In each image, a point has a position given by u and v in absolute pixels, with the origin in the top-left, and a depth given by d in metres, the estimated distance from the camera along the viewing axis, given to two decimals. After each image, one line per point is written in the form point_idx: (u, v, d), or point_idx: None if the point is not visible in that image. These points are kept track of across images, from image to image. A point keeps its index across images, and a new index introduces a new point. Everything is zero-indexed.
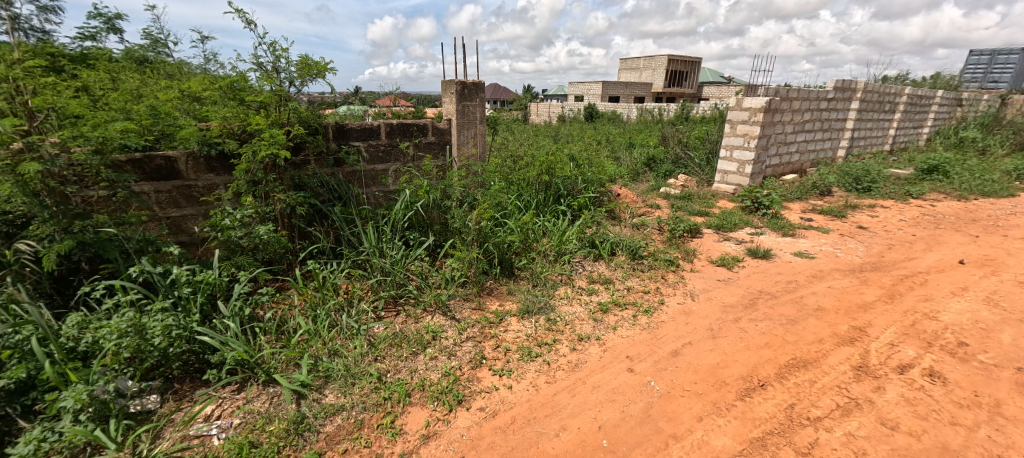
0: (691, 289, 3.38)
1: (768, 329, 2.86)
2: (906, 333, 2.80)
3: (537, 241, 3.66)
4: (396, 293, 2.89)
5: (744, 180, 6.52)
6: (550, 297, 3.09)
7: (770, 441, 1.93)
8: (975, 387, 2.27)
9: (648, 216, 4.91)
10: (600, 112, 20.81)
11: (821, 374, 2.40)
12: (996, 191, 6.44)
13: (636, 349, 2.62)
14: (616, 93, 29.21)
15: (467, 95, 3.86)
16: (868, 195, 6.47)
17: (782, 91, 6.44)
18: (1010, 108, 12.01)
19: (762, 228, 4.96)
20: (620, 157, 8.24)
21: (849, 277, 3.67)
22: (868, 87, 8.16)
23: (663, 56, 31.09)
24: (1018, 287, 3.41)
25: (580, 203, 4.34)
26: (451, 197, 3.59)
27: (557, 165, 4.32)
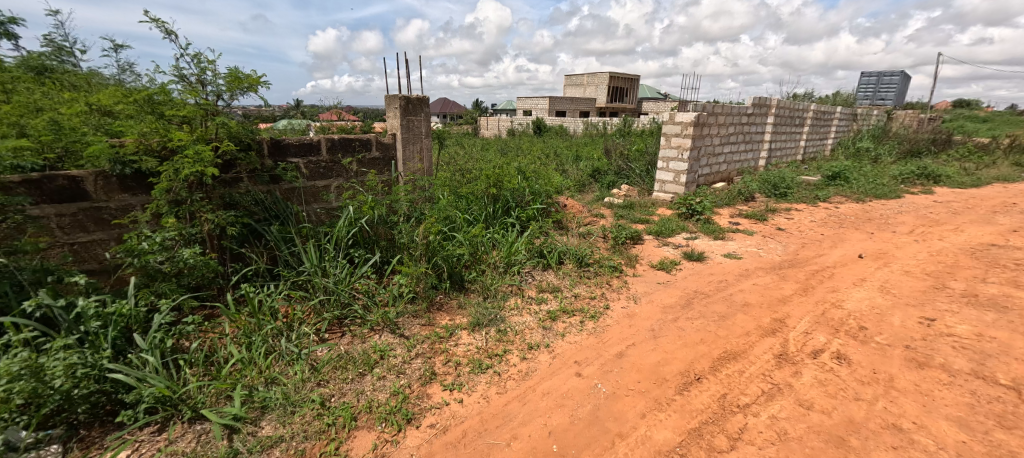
0: (634, 293, 3.55)
1: (703, 326, 3.06)
2: (819, 321, 3.12)
3: (486, 253, 3.68)
4: (341, 314, 2.78)
5: (679, 189, 6.97)
6: (500, 309, 3.11)
7: (705, 430, 2.07)
8: (873, 365, 2.57)
9: (594, 226, 5.11)
10: (548, 126, 21.43)
11: (749, 364, 2.61)
12: (886, 194, 7.40)
13: (583, 353, 2.70)
14: (562, 108, 30.22)
15: (411, 110, 3.84)
16: (785, 200, 7.16)
17: (708, 107, 7.01)
18: (894, 122, 13.88)
19: (697, 233, 5.32)
20: (566, 170, 8.50)
21: (770, 275, 4.03)
22: (780, 104, 9.09)
23: (604, 74, 32.72)
24: (905, 276, 3.92)
25: (528, 215, 4.42)
26: (397, 213, 3.53)
27: (504, 178, 4.39)
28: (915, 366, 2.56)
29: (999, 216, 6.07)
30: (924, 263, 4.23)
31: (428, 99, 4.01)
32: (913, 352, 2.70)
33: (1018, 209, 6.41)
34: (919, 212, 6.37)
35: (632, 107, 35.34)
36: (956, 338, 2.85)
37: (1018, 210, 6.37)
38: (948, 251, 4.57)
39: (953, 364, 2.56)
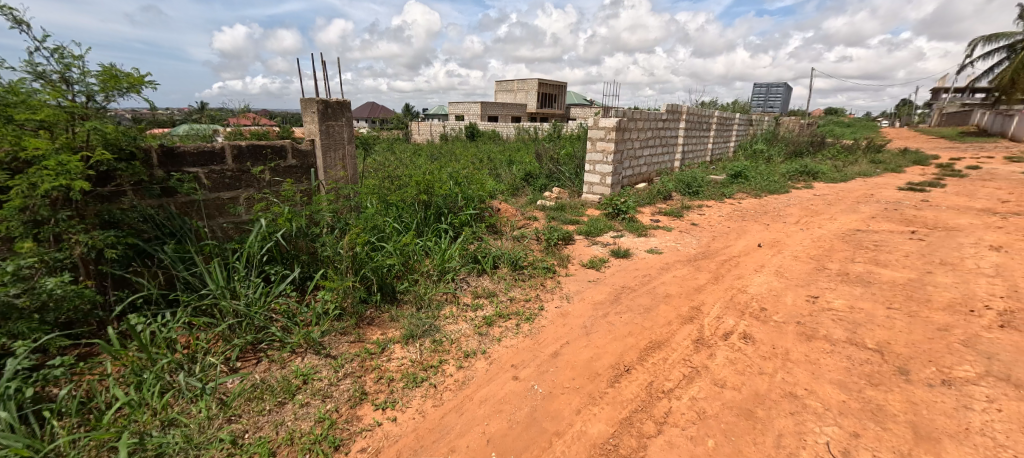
0: (567, 292, 3.65)
1: (630, 320, 3.23)
2: (729, 306, 3.44)
3: (418, 261, 3.57)
4: (256, 339, 2.52)
5: (606, 190, 7.33)
6: (435, 318, 3.03)
7: (635, 419, 2.21)
8: (773, 341, 2.88)
9: (527, 229, 5.18)
10: (480, 131, 21.46)
11: (671, 351, 2.80)
12: (778, 189, 8.39)
13: (519, 356, 2.71)
14: (493, 113, 30.49)
15: (331, 114, 3.62)
16: (697, 197, 7.83)
17: (628, 113, 7.48)
18: (782, 127, 15.85)
19: (623, 231, 5.63)
20: (499, 174, 8.56)
21: (687, 266, 4.37)
22: (690, 110, 9.96)
23: (533, 81, 33.58)
24: (794, 260, 4.47)
25: (461, 220, 4.36)
26: (319, 224, 3.30)
27: (435, 184, 4.30)
28: (804, 338, 2.91)
29: (862, 205, 7.16)
30: (809, 248, 4.85)
31: (350, 104, 3.81)
32: (803, 327, 3.07)
33: (875, 199, 7.61)
34: (803, 204, 7.31)
35: (560, 112, 36.65)
36: (834, 311, 3.30)
37: (875, 200, 7.56)
38: (826, 237, 5.29)
39: (833, 334, 2.96)
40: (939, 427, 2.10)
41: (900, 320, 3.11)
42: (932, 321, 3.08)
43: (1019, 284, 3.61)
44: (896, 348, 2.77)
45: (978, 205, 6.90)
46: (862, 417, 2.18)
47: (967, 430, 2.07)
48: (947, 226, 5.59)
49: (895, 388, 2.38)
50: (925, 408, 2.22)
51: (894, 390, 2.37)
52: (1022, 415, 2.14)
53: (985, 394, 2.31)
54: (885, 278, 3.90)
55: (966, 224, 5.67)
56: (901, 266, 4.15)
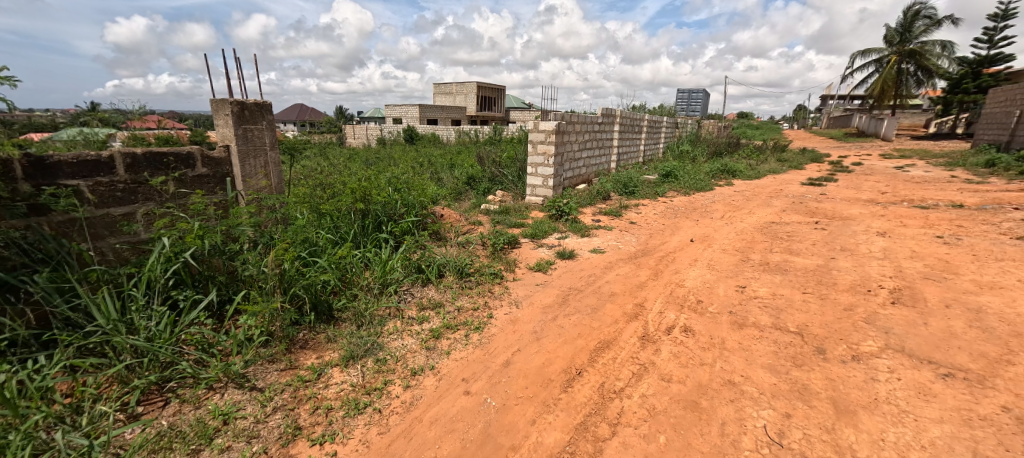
0: (515, 297, 3.59)
1: (579, 321, 3.24)
2: (669, 301, 3.57)
3: (357, 275, 3.33)
4: (163, 377, 2.18)
5: (549, 192, 7.41)
6: (377, 335, 2.83)
7: (590, 423, 2.19)
8: (711, 333, 3.02)
9: (472, 234, 5.08)
10: (419, 134, 20.93)
11: (619, 350, 2.84)
12: (704, 187, 8.99)
13: (470, 369, 2.60)
14: (431, 116, 29.96)
15: (248, 117, 3.30)
16: (634, 197, 8.17)
17: (566, 116, 7.64)
18: (703, 129, 17.12)
19: (566, 232, 5.70)
20: (441, 179, 8.35)
21: (629, 264, 4.50)
22: (623, 114, 10.40)
23: (472, 84, 33.50)
24: (723, 253, 4.77)
25: (402, 228, 4.14)
26: (239, 239, 2.95)
27: (372, 191, 4.06)
28: (737, 327, 3.09)
29: (774, 199, 7.88)
30: (734, 242, 5.21)
31: (271, 106, 3.50)
32: (735, 316, 3.25)
33: (784, 194, 8.42)
34: (726, 201, 7.89)
35: (500, 115, 36.85)
36: (760, 298, 3.54)
37: (784, 194, 8.35)
38: (748, 230, 5.73)
39: (760, 321, 3.17)
40: (854, 399, 2.29)
41: (815, 304, 3.41)
42: (840, 302, 3.41)
43: (902, 265, 4.12)
44: (813, 329, 3.02)
45: (864, 196, 7.87)
46: (791, 397, 2.33)
47: (877, 400, 2.28)
48: (843, 216, 6.30)
49: (815, 367, 2.58)
50: (841, 383, 2.43)
51: (815, 369, 2.57)
52: (917, 382, 2.41)
53: (886, 366, 2.57)
54: (798, 265, 4.27)
55: (857, 214, 6.43)
56: (810, 254, 4.59)
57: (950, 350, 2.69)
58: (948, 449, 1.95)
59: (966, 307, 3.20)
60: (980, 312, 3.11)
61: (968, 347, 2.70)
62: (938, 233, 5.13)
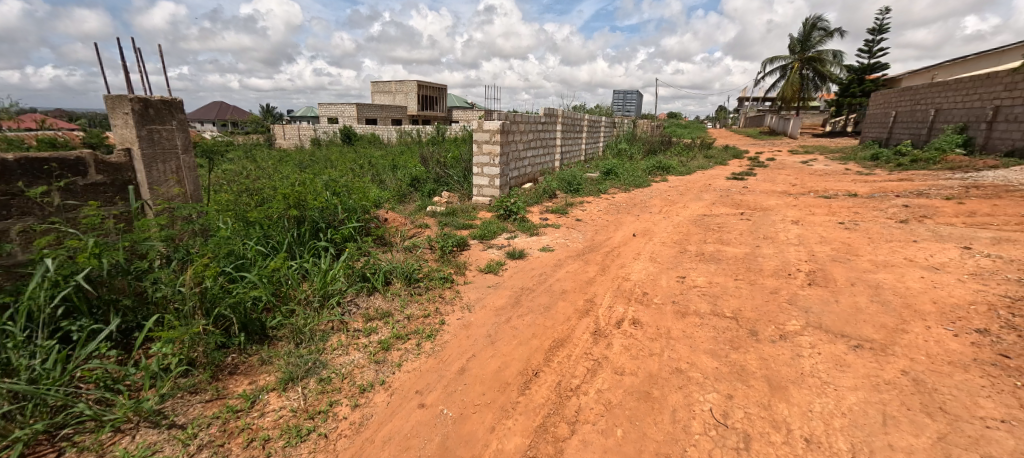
0: (467, 301, 3.49)
1: (532, 321, 3.21)
2: (618, 295, 3.66)
3: (293, 288, 3.07)
4: (53, 424, 1.85)
5: (495, 192, 7.37)
6: (319, 353, 2.62)
7: (549, 423, 2.17)
8: (657, 323, 3.12)
9: (419, 237, 4.91)
10: (357, 134, 20.04)
11: (573, 347, 2.85)
12: (642, 184, 9.42)
13: (424, 380, 2.49)
14: (370, 115, 28.82)
15: (153, 117, 2.92)
16: (578, 194, 8.36)
17: (509, 116, 7.63)
18: (639, 128, 17.99)
19: (515, 232, 5.68)
20: (384, 182, 8.02)
21: (578, 261, 4.57)
22: (565, 113, 10.61)
23: (412, 82, 32.68)
24: (663, 246, 5.00)
25: (343, 235, 3.88)
26: (148, 256, 2.60)
27: (307, 196, 3.77)
28: (681, 316, 3.22)
29: (705, 193, 8.43)
30: (672, 234, 5.48)
31: (182, 104, 3.13)
32: (679, 306, 3.40)
33: (713, 188, 9.03)
34: (663, 196, 8.32)
35: (442, 114, 36.31)
36: (699, 287, 3.74)
37: (713, 188, 8.97)
38: (684, 223, 6.06)
39: (700, 309, 3.34)
40: (784, 375, 2.46)
41: (746, 289, 3.65)
42: (767, 286, 3.68)
43: (814, 249, 4.54)
44: (746, 313, 3.23)
45: (779, 188, 8.64)
46: (731, 379, 2.45)
47: (803, 374, 2.47)
48: (763, 207, 6.85)
49: (750, 349, 2.75)
50: (772, 362, 2.60)
51: (750, 350, 2.73)
52: (834, 354, 2.63)
53: (808, 342, 2.78)
54: (730, 254, 4.57)
55: (775, 204, 7.03)
56: (739, 243, 4.94)
57: (857, 323, 2.96)
58: (863, 413, 2.14)
59: (867, 284, 3.56)
60: (877, 287, 3.48)
61: (872, 319, 3.00)
62: (840, 219, 5.73)
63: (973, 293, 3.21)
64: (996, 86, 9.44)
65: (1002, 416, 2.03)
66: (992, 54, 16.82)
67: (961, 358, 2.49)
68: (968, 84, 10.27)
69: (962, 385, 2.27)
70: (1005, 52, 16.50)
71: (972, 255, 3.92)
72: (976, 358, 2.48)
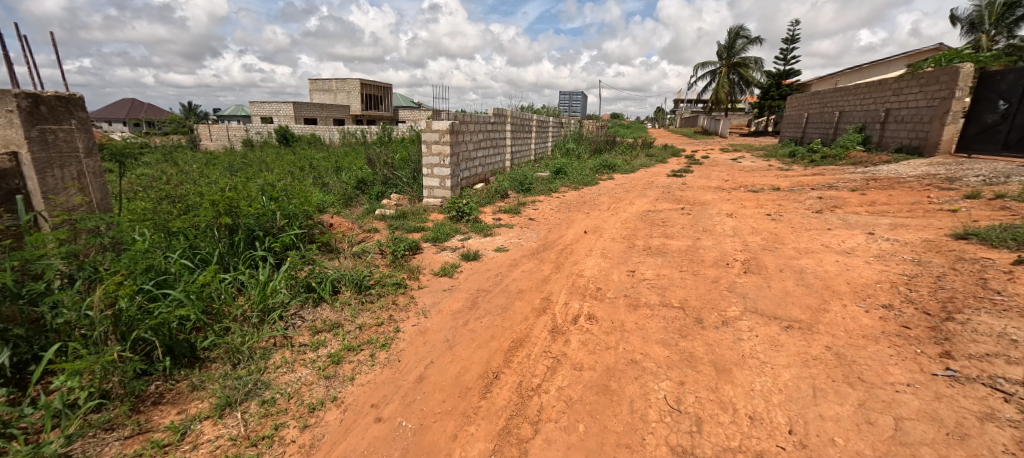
0: (422, 307, 3.37)
1: (490, 323, 3.16)
2: (573, 291, 3.71)
3: (228, 303, 2.81)
4: None
5: (447, 193, 7.24)
6: (260, 372, 2.41)
7: (512, 426, 2.13)
8: (611, 318, 3.18)
9: (368, 242, 4.69)
10: (296, 134, 18.93)
11: (533, 346, 2.83)
12: (590, 182, 9.68)
13: (379, 392, 2.36)
14: (309, 115, 27.34)
15: (47, 115, 2.55)
16: (530, 194, 8.42)
17: (459, 116, 7.52)
18: (585, 128, 18.48)
19: (469, 233, 5.60)
20: (328, 185, 7.61)
21: (532, 260, 4.58)
22: (514, 113, 10.64)
23: (354, 81, 31.43)
24: (612, 242, 5.14)
25: (283, 243, 3.61)
26: (44, 277, 2.25)
27: (240, 202, 3.47)
28: (633, 309, 3.31)
29: (649, 190, 8.81)
30: (621, 230, 5.65)
31: (82, 101, 2.76)
32: (631, 299, 3.49)
33: (656, 185, 9.47)
34: (610, 193, 8.59)
35: (388, 114, 35.26)
36: (648, 280, 3.87)
37: (656, 185, 9.40)
38: (631, 219, 6.28)
39: (651, 300, 3.45)
40: (728, 359, 2.59)
41: (690, 280, 3.82)
42: (708, 276, 3.88)
43: (747, 240, 4.86)
44: (692, 302, 3.38)
45: (715, 184, 9.22)
46: (682, 366, 2.55)
47: (744, 356, 2.61)
48: (701, 202, 7.26)
49: (698, 336, 2.87)
50: (717, 347, 2.73)
51: (698, 337, 2.85)
52: (770, 336, 2.80)
53: (747, 326, 2.95)
54: (674, 247, 4.79)
55: (712, 199, 7.49)
56: (682, 237, 5.19)
57: (788, 306, 3.18)
58: (796, 387, 2.28)
59: (794, 269, 3.85)
60: (802, 272, 3.77)
61: (799, 301, 3.23)
62: (767, 211, 6.19)
63: (878, 272, 3.54)
64: (884, 89, 10.51)
65: (907, 380, 2.24)
66: (882, 63, 19.04)
67: (872, 331, 2.72)
68: (863, 88, 11.46)
69: (875, 355, 2.48)
70: (892, 62, 18.81)
71: (875, 240, 4.35)
72: (884, 330, 2.71)
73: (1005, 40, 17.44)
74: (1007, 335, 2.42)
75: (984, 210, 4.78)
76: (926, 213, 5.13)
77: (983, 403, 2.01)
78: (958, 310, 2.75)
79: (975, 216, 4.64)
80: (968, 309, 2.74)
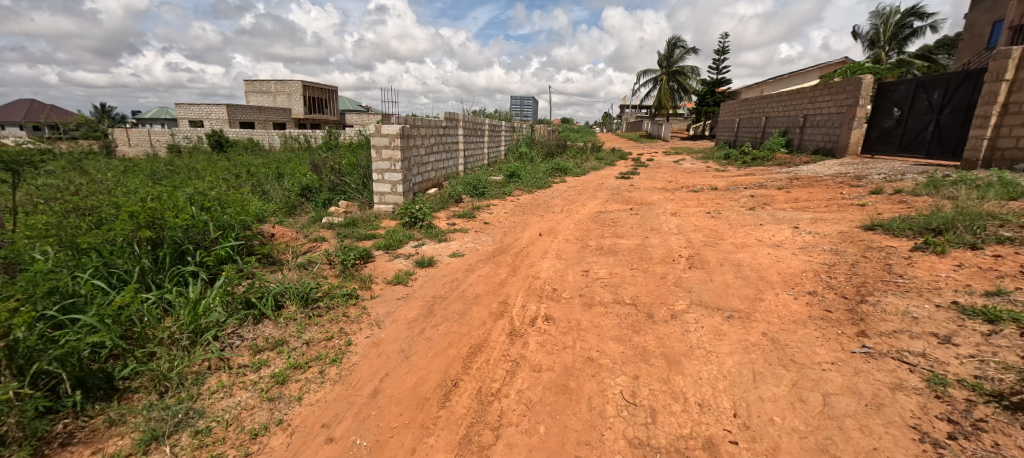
0: (375, 317, 3.24)
1: (448, 330, 3.10)
2: (529, 293, 3.72)
3: (152, 326, 2.55)
4: None
5: (399, 199, 7.04)
6: (192, 400, 2.20)
7: (472, 433, 2.09)
8: (568, 318, 3.23)
9: (315, 252, 4.46)
10: (232, 139, 17.68)
11: (491, 351, 2.81)
12: (543, 185, 9.82)
13: (331, 410, 2.23)
14: (246, 119, 25.65)
15: None
16: (484, 197, 8.40)
17: (409, 120, 7.36)
18: (537, 132, 18.75)
19: (423, 239, 5.48)
20: (268, 193, 7.15)
21: (488, 264, 4.56)
22: (465, 118, 10.59)
23: (296, 84, 29.93)
24: (566, 243, 5.23)
25: (217, 256, 3.34)
26: None
27: (164, 214, 3.17)
28: (589, 308, 3.38)
29: (599, 192, 9.07)
30: (574, 231, 5.77)
31: None
32: (587, 298, 3.55)
33: (606, 187, 9.78)
34: (563, 195, 8.76)
35: (335, 118, 33.92)
36: (602, 279, 3.97)
37: (606, 187, 9.71)
38: (584, 220, 6.43)
39: (604, 299, 3.54)
40: (677, 351, 2.70)
41: (641, 277, 3.96)
42: (657, 273, 4.04)
43: (690, 237, 5.13)
44: (643, 298, 3.50)
45: (660, 185, 9.67)
46: (636, 360, 2.62)
47: (692, 347, 2.73)
48: (647, 202, 7.58)
49: (649, 331, 2.97)
50: (668, 340, 2.84)
51: (650, 332, 2.95)
52: (714, 326, 2.96)
53: (694, 318, 3.10)
54: (625, 246, 4.95)
55: (658, 199, 7.84)
56: (631, 236, 5.38)
57: (730, 297, 3.38)
58: (739, 373, 2.42)
59: (732, 263, 4.10)
60: (741, 265, 4.03)
61: (739, 291, 3.45)
62: (708, 209, 6.58)
63: (804, 263, 3.86)
64: (802, 97, 11.56)
65: (832, 359, 2.44)
66: (800, 73, 20.97)
67: (802, 316, 2.95)
68: (785, 96, 12.52)
69: (804, 338, 2.68)
70: (808, 72, 20.78)
71: (800, 233, 4.74)
72: (811, 315, 2.95)
73: (898, 55, 19.86)
74: (910, 313, 2.70)
75: (886, 204, 5.36)
76: (842, 207, 5.67)
77: (893, 374, 2.22)
78: (869, 293, 3.05)
79: (880, 209, 5.20)
80: (878, 291, 3.04)
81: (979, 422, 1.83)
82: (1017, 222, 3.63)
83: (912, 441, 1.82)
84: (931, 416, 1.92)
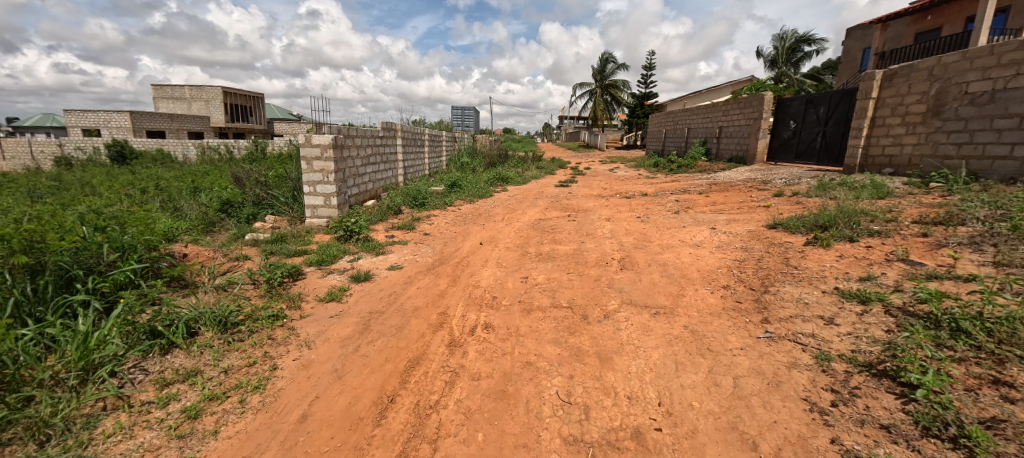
0: (305, 337, 3.06)
1: (384, 345, 3.01)
2: (469, 303, 3.71)
3: (29, 365, 2.22)
4: None
5: (333, 211, 6.74)
6: (81, 447, 1.95)
7: (409, 448, 2.05)
8: (506, 324, 3.27)
9: (236, 272, 4.14)
10: (139, 150, 15.91)
11: (430, 363, 2.77)
12: (484, 194, 9.87)
13: (254, 440, 2.08)
14: (156, 128, 23.25)
15: None
16: (424, 208, 8.28)
17: (343, 130, 7.09)
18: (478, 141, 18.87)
19: (359, 253, 5.28)
20: (181, 209, 6.51)
21: (428, 275, 4.50)
22: (404, 128, 10.40)
23: (216, 90, 27.68)
24: (506, 251, 5.30)
25: (115, 282, 2.99)
26: None
27: (46, 236, 2.78)
28: (528, 314, 3.44)
29: (539, 200, 9.31)
30: (514, 239, 5.86)
31: None
32: (526, 304, 3.62)
33: (546, 195, 10.07)
34: (504, 204, 8.88)
35: (261, 127, 31.78)
36: (540, 285, 4.07)
37: (546, 195, 9.98)
38: (524, 228, 6.55)
39: (543, 304, 3.63)
40: (609, 348, 2.84)
41: (576, 281, 4.12)
42: (592, 276, 4.22)
43: (622, 240, 5.42)
44: (579, 301, 3.64)
45: (596, 192, 10.13)
46: (571, 360, 2.72)
47: (623, 344, 2.88)
48: (584, 209, 7.88)
49: (584, 332, 3.09)
50: (601, 338, 2.98)
51: (585, 333, 3.07)
52: (643, 323, 3.14)
53: (624, 317, 3.27)
54: (562, 252, 5.12)
55: (593, 205, 8.20)
56: (568, 241, 5.58)
57: (658, 295, 3.61)
58: (664, 365, 2.59)
59: (659, 263, 4.39)
60: (667, 265, 4.32)
61: (664, 289, 3.69)
62: (638, 214, 6.99)
63: (720, 260, 4.23)
64: (718, 110, 12.71)
65: (742, 345, 2.69)
66: (715, 89, 23.08)
67: (718, 309, 3.22)
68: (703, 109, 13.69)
69: (720, 328, 2.94)
70: (721, 88, 22.93)
71: (717, 233, 5.20)
72: (725, 307, 3.23)
73: (794, 74, 22.53)
74: (803, 299, 3.07)
75: (786, 204, 6.04)
76: (751, 209, 6.30)
77: (790, 355, 2.50)
78: (772, 284, 3.41)
79: (782, 209, 5.84)
80: (779, 282, 3.41)
81: (855, 390, 2.12)
82: (884, 218, 4.25)
83: (804, 412, 2.06)
84: (819, 388, 2.19)
